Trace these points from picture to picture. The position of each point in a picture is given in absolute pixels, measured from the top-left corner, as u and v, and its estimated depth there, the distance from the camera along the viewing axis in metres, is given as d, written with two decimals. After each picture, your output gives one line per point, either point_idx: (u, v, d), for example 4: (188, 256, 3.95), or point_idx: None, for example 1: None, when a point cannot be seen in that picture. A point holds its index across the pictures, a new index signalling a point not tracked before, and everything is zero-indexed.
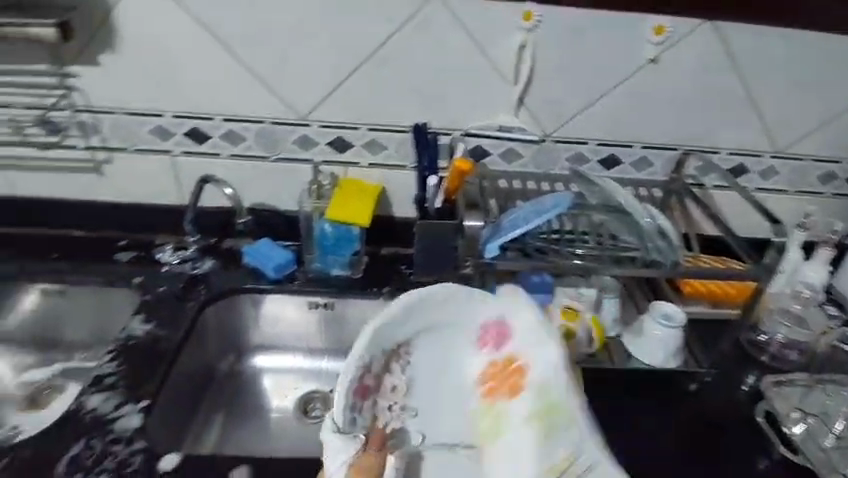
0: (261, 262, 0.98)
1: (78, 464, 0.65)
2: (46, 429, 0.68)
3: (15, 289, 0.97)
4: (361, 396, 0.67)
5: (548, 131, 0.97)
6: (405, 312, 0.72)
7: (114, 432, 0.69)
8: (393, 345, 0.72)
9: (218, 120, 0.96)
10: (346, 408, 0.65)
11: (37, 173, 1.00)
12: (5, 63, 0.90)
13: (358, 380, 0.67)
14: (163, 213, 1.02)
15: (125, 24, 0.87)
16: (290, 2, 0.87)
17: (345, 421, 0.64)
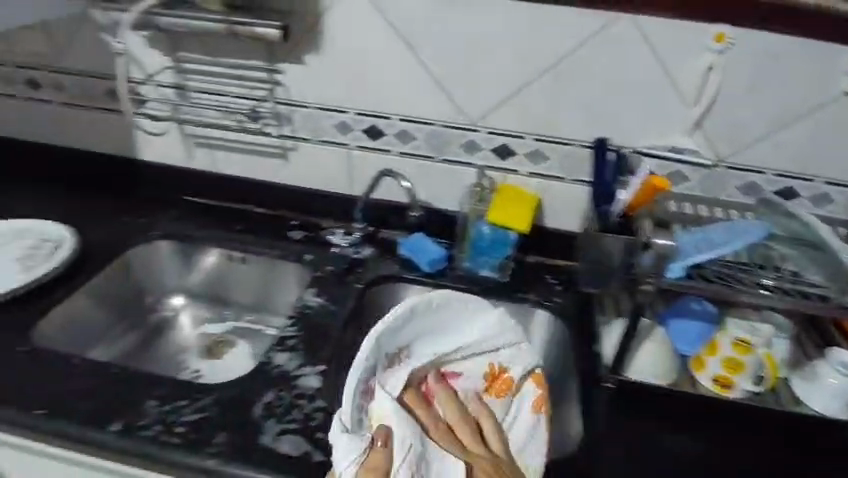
0: (417, 255, 1.05)
1: (270, 411, 0.75)
2: (244, 377, 0.79)
3: (208, 252, 1.12)
4: (369, 397, 0.75)
5: (721, 158, 0.94)
6: (400, 322, 0.84)
7: (299, 387, 0.79)
8: (394, 350, 0.84)
9: (394, 120, 1.03)
10: (349, 415, 0.72)
11: (234, 153, 1.14)
12: (226, 57, 1.03)
13: (364, 380, 0.76)
14: (333, 200, 1.14)
15: (332, 28, 0.96)
16: (482, 16, 0.92)
17: (353, 421, 0.72)
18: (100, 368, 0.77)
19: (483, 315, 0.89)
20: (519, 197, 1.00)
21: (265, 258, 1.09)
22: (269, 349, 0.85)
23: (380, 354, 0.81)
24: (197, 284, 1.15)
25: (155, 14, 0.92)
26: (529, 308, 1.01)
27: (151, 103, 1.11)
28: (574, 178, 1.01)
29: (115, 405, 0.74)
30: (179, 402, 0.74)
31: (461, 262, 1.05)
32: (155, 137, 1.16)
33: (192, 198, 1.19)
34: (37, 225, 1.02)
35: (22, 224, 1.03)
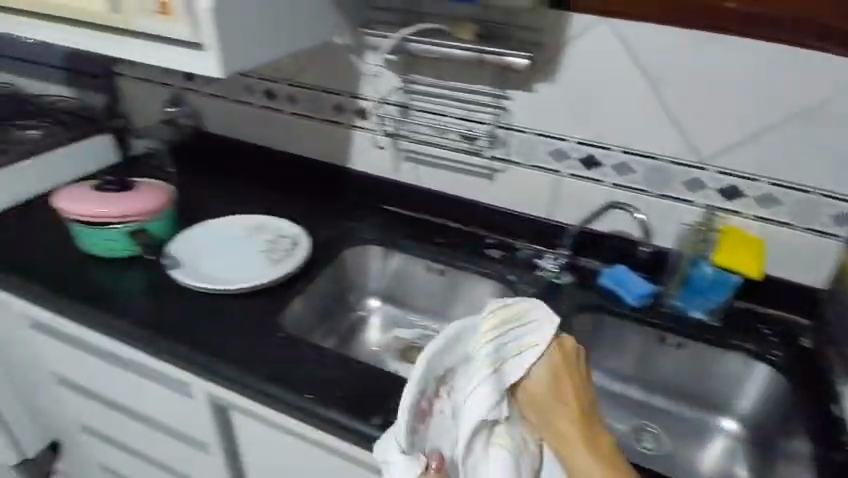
0: (625, 288, 1.06)
1: None
2: None
3: (411, 262, 1.18)
4: (421, 421, 0.62)
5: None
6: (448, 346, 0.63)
7: None
8: (441, 372, 0.63)
9: (615, 151, 1.03)
10: (405, 438, 0.62)
11: (440, 170, 1.20)
12: (456, 80, 1.08)
13: (419, 402, 0.62)
14: (531, 224, 1.16)
15: (571, 59, 0.98)
16: (736, 56, 0.90)
17: (408, 443, 0.62)
18: (353, 363, 0.86)
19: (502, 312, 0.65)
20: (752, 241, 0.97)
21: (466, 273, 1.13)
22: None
23: (432, 376, 0.62)
24: (393, 290, 1.23)
25: (410, 40, 0.98)
26: (739, 356, 0.99)
27: (373, 119, 1.20)
28: (806, 227, 0.97)
29: (370, 401, 0.81)
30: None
31: (669, 300, 1.05)
32: (368, 150, 1.24)
33: (392, 208, 1.26)
34: (272, 221, 1.13)
35: (257, 220, 1.13)
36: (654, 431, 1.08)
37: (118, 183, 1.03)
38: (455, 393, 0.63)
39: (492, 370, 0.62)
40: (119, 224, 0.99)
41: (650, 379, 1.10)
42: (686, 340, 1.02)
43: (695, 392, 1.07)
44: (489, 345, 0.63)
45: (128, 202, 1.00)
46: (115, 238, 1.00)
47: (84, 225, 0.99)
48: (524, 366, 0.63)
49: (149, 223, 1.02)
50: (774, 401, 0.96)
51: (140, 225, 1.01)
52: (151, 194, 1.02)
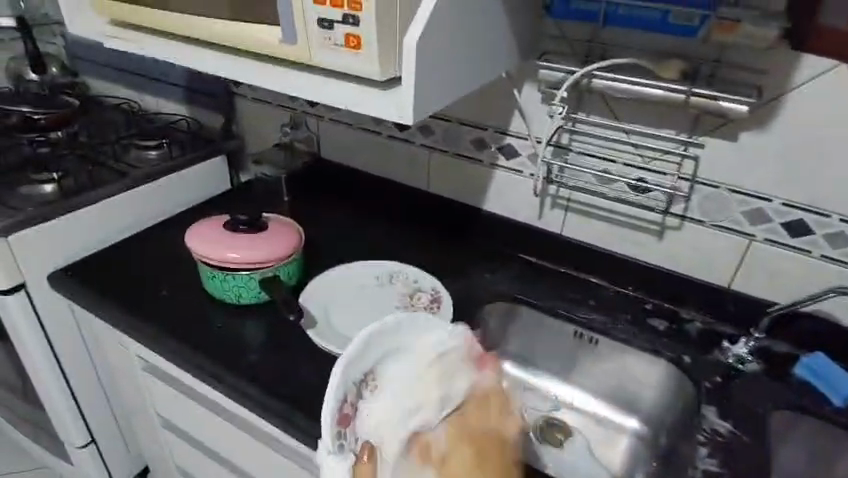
0: (826, 383, 0.85)
1: None
2: None
3: (556, 326, 1.02)
4: (344, 423, 0.63)
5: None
6: (362, 348, 0.65)
7: None
8: (362, 376, 0.65)
9: (833, 219, 0.83)
10: (331, 439, 0.62)
11: (596, 221, 1.04)
12: (633, 122, 0.91)
13: (339, 409, 0.63)
14: (705, 291, 0.98)
15: (794, 104, 0.78)
16: None
17: (335, 444, 0.63)
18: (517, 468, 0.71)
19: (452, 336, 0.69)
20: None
21: (626, 348, 0.96)
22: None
23: (351, 383, 0.65)
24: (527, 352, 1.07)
25: (595, 77, 0.83)
26: None
27: (520, 158, 1.05)
28: None
29: None
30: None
31: None
32: (509, 192, 1.11)
33: (528, 256, 1.12)
34: (405, 268, 1.01)
35: (387, 265, 1.02)
36: None
37: (248, 222, 0.93)
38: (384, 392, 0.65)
39: (362, 379, 0.65)
40: (250, 270, 0.90)
41: None
42: None
43: None
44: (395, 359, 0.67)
45: (263, 246, 0.90)
46: (246, 285, 0.91)
47: (215, 269, 0.90)
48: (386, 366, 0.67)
49: (280, 269, 0.92)
50: None
51: (273, 271, 0.91)
52: (278, 240, 0.92)
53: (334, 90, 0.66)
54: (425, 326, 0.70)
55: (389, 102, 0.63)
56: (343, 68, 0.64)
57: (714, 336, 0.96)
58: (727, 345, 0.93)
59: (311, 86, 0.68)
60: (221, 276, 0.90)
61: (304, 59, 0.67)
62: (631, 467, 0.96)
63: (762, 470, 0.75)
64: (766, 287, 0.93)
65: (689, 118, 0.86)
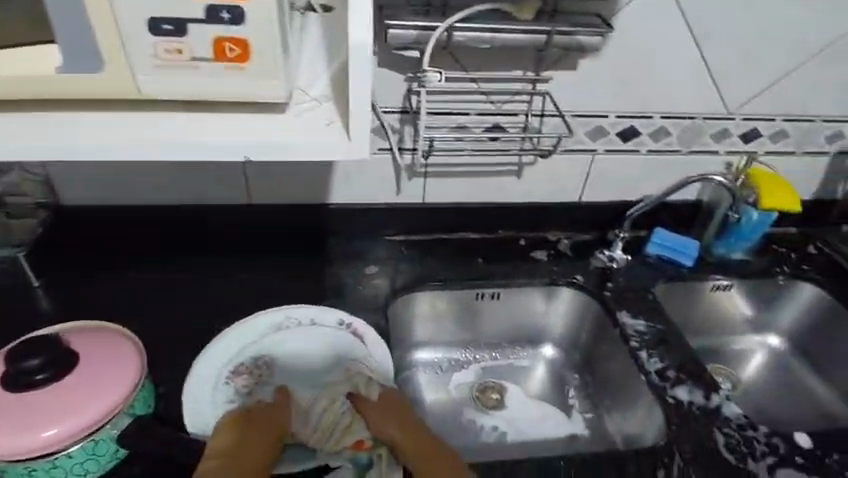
0: (672, 254, 1.05)
1: (736, 451, 0.73)
2: (677, 426, 0.76)
3: (451, 296, 0.98)
4: (235, 373, 0.72)
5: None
6: (257, 329, 0.78)
7: (734, 419, 0.77)
8: (256, 350, 0.76)
9: (654, 118, 0.98)
10: (222, 376, 0.72)
11: (458, 178, 0.99)
12: (483, 70, 0.86)
13: (233, 360, 0.74)
14: (563, 211, 1.05)
15: (621, 29, 0.86)
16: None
17: (227, 382, 0.71)
18: (553, 469, 0.68)
19: (335, 322, 0.80)
20: (781, 179, 1.03)
21: (528, 287, 0.99)
22: (662, 389, 0.81)
23: (244, 346, 0.76)
24: (437, 331, 1.02)
25: (456, 31, 0.74)
26: (786, 280, 1.08)
27: None
28: (803, 151, 1.09)
29: None
30: (658, 474, 0.69)
31: (710, 250, 1.09)
32: (358, 176, 0.95)
33: (394, 236, 1.02)
34: (313, 317, 0.80)
35: (305, 322, 0.80)
36: (724, 371, 1.12)
37: (52, 364, 0.58)
38: (268, 362, 0.74)
39: (256, 344, 0.76)
40: (100, 430, 0.59)
41: (698, 329, 1.13)
42: (728, 284, 1.07)
43: (737, 324, 1.15)
44: (282, 337, 0.78)
45: (102, 383, 0.59)
46: (97, 454, 0.60)
47: (36, 461, 0.56)
48: (261, 347, 0.76)
49: (136, 404, 0.62)
50: (817, 314, 1.08)
51: (131, 410, 0.61)
52: (119, 366, 0.62)
53: (215, 135, 0.49)
54: (313, 326, 0.79)
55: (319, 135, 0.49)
56: (222, 96, 0.49)
57: (581, 245, 1.06)
58: (600, 257, 1.03)
59: (183, 137, 0.48)
60: (52, 464, 0.57)
61: (130, 95, 0.49)
62: (562, 389, 1.02)
63: (684, 344, 0.89)
64: (608, 189, 1.05)
65: (533, 54, 0.86)
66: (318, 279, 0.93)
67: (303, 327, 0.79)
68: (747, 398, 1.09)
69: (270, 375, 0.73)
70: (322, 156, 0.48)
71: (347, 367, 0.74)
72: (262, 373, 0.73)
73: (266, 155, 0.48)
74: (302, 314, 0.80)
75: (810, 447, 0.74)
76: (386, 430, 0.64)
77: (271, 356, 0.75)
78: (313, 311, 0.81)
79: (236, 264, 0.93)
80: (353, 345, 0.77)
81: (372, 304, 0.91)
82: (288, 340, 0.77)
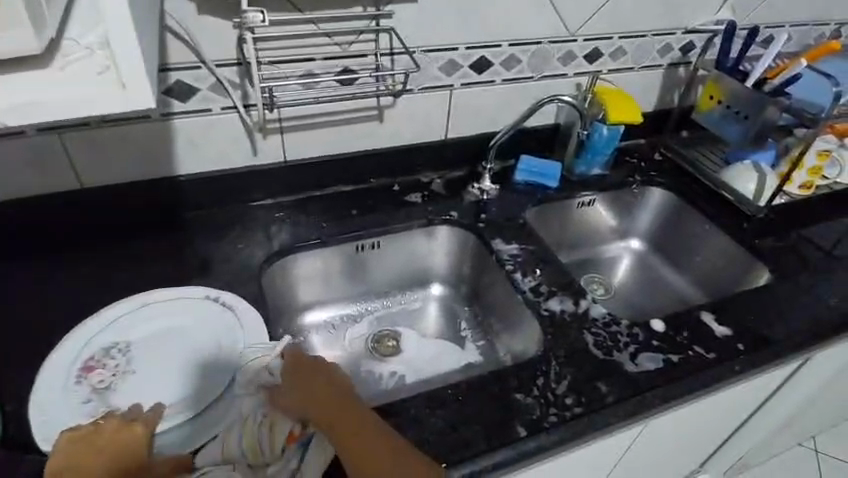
0: (538, 178, 1.10)
1: (603, 346, 0.80)
2: (552, 335, 0.81)
3: (330, 252, 0.95)
4: (90, 371, 0.65)
5: (744, 19, 1.18)
6: (109, 322, 0.70)
7: (600, 319, 0.84)
8: (112, 342, 0.68)
9: (503, 47, 0.99)
10: (72, 379, 0.64)
11: (318, 130, 0.94)
12: (318, 9, 0.81)
13: (85, 358, 0.66)
14: (431, 151, 1.05)
15: None
16: None
17: (80, 384, 0.64)
18: (442, 398, 0.70)
19: (200, 298, 0.74)
20: (624, 94, 1.10)
21: (406, 231, 0.99)
22: (537, 304, 0.86)
23: (97, 342, 0.68)
24: (323, 290, 1.00)
25: None
26: (640, 188, 1.19)
27: (199, 93, 0.82)
28: (639, 65, 1.17)
29: (500, 416, 0.69)
30: (538, 382, 0.74)
31: (574, 169, 1.15)
32: (205, 140, 0.87)
33: (262, 200, 0.97)
34: (173, 297, 0.74)
35: (166, 304, 0.73)
36: (596, 279, 1.23)
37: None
38: (127, 352, 0.68)
39: (110, 337, 0.69)
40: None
41: (570, 245, 1.22)
42: (590, 199, 1.16)
43: (604, 234, 1.24)
44: (140, 323, 0.71)
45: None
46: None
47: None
48: (116, 337, 0.69)
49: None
50: (667, 214, 1.20)
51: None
52: None
53: None
54: (175, 308, 0.73)
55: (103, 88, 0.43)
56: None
57: (454, 183, 1.07)
58: (472, 191, 1.05)
59: None
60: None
61: None
62: (455, 323, 1.05)
63: (555, 259, 0.95)
64: (472, 124, 1.07)
65: None
66: (180, 259, 0.86)
67: (164, 310, 0.73)
68: (617, 300, 1.21)
69: (131, 363, 0.66)
70: (105, 110, 0.41)
71: (218, 339, 0.70)
72: (123, 364, 0.66)
73: (31, 118, 0.40)
74: (160, 297, 0.74)
75: (664, 330, 0.83)
76: (304, 403, 0.59)
77: (130, 345, 0.68)
78: (173, 291, 0.75)
79: (82, 258, 0.84)
80: (222, 317, 0.72)
81: (244, 274, 0.85)
82: (148, 324, 0.71)
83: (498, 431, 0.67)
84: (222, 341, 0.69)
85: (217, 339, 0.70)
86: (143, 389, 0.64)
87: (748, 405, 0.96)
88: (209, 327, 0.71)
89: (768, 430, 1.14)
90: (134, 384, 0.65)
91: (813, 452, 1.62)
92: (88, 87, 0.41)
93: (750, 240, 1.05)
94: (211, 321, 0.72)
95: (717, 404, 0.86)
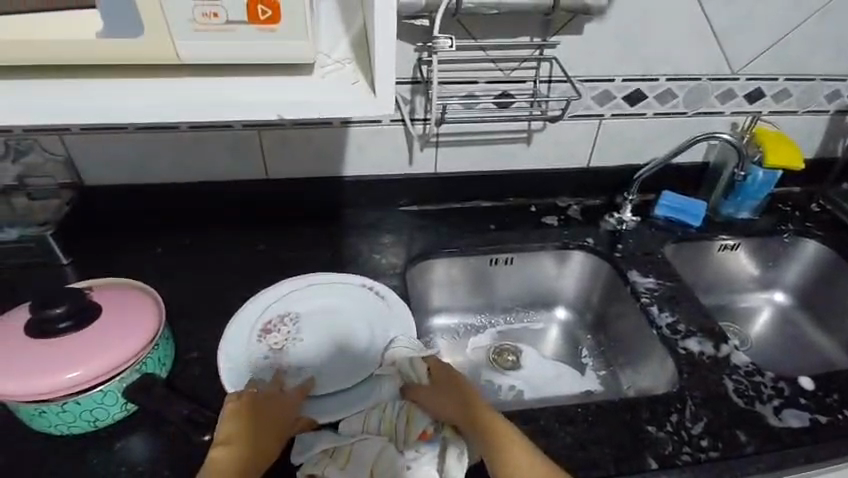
0: (679, 215, 1.08)
1: (745, 395, 0.76)
2: (688, 374, 0.79)
3: (465, 262, 1.01)
4: (266, 332, 0.76)
5: None
6: (283, 294, 0.81)
7: (742, 367, 0.80)
8: (284, 311, 0.79)
9: (660, 81, 1.00)
10: (253, 336, 0.75)
11: (469, 147, 1.01)
12: (491, 37, 0.89)
13: (262, 321, 0.77)
14: (571, 177, 1.08)
15: None
16: None
17: (258, 341, 0.74)
18: (571, 415, 0.71)
19: (357, 285, 0.83)
20: (787, 139, 1.05)
21: (541, 252, 1.02)
22: (673, 341, 0.84)
23: (272, 309, 0.79)
24: (452, 298, 1.05)
25: None
26: (791, 238, 1.11)
27: None
28: (806, 109, 1.10)
29: (631, 444, 0.69)
30: (672, 418, 0.72)
31: (720, 210, 1.11)
32: (372, 147, 0.97)
33: (409, 206, 1.06)
34: (334, 280, 0.84)
35: (328, 286, 0.83)
36: (731, 329, 1.16)
37: (72, 314, 0.63)
38: (296, 322, 0.78)
39: (282, 307, 0.79)
40: (106, 382, 0.62)
41: (705, 288, 1.17)
42: (734, 243, 1.10)
43: (743, 282, 1.18)
44: (307, 299, 0.81)
45: (119, 337, 0.63)
46: (104, 403, 0.63)
47: (47, 403, 0.60)
48: (287, 308, 0.79)
49: (146, 361, 0.66)
50: (823, 270, 1.10)
51: (140, 367, 0.65)
52: (147, 303, 0.69)
53: (249, 96, 0.52)
54: (335, 290, 0.82)
55: (345, 92, 0.53)
56: (246, 56, 0.52)
57: (590, 211, 1.09)
58: (609, 221, 1.06)
59: (221, 97, 0.52)
60: (62, 408, 0.61)
61: (169, 58, 0.51)
62: (575, 348, 1.06)
63: (693, 297, 0.92)
64: (615, 155, 1.08)
65: (540, 20, 0.88)
66: (336, 249, 0.97)
67: (327, 291, 0.82)
68: (752, 355, 1.13)
69: (298, 332, 0.76)
70: (349, 110, 0.51)
71: (371, 325, 0.77)
72: (291, 331, 0.76)
73: (296, 112, 0.52)
74: (324, 279, 0.84)
75: (813, 389, 0.78)
76: (440, 409, 0.64)
77: (299, 316, 0.78)
78: (335, 276, 0.84)
79: (257, 237, 0.97)
80: (375, 305, 0.80)
81: (390, 270, 0.94)
82: (313, 301, 0.81)
83: (627, 458, 0.67)
84: (374, 327, 0.77)
85: (371, 323, 0.77)
86: (306, 356, 0.73)
87: None
88: (363, 313, 0.79)
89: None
90: (299, 350, 0.74)
91: None
92: (342, 93, 0.52)
93: None
94: (365, 307, 0.80)
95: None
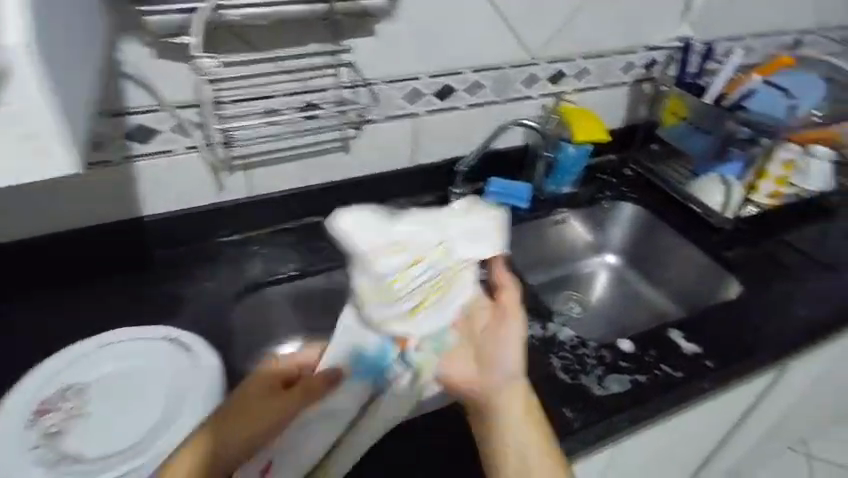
0: (507, 200, 1.11)
1: (571, 370, 0.80)
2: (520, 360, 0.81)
3: (299, 286, 0.96)
4: (42, 415, 0.66)
5: (702, 35, 1.21)
6: (65, 364, 0.71)
7: (568, 342, 0.84)
8: (67, 385, 0.70)
9: (465, 74, 1.01)
10: (23, 423, 0.65)
11: (281, 165, 0.95)
12: (277, 49, 0.84)
13: (38, 402, 0.67)
14: (398, 178, 1.07)
15: None
16: None
17: (31, 429, 0.64)
18: None
19: (156, 338, 0.75)
20: (589, 113, 1.12)
21: None
22: None
23: (52, 386, 0.69)
24: None
25: (223, 10, 0.72)
26: (609, 204, 1.20)
27: (163, 133, 0.84)
28: (605, 84, 1.18)
29: None
30: None
31: (544, 188, 1.16)
32: (172, 180, 0.88)
33: (231, 236, 0.97)
34: (129, 338, 0.75)
35: (123, 345, 0.74)
36: (573, 298, 1.23)
37: None
38: (81, 396, 0.69)
39: (65, 379, 0.70)
40: None
41: (545, 263, 1.22)
42: (561, 217, 1.17)
43: (579, 252, 1.25)
44: (95, 365, 0.72)
45: None
46: None
47: None
48: (72, 381, 0.70)
49: None
50: (642, 228, 1.20)
51: None
52: None
53: None
54: (131, 348, 0.74)
55: None
56: None
57: (423, 209, 1.09)
58: None
59: None
60: None
61: None
62: None
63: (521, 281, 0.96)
64: (438, 151, 1.09)
65: (327, 26, 0.85)
66: (149, 298, 0.87)
67: (121, 351, 0.74)
68: (594, 319, 1.21)
69: (85, 407, 0.68)
70: None
71: (171, 385, 0.71)
72: (76, 408, 0.68)
73: None
74: (116, 338, 0.75)
75: (632, 350, 0.83)
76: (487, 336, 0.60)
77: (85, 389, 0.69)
78: (130, 333, 0.76)
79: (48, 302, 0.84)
80: (177, 360, 0.73)
81: (213, 311, 0.86)
82: (104, 366, 0.72)
83: None
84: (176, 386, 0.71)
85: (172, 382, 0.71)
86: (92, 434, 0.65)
87: (722, 418, 0.97)
88: (163, 370, 0.72)
89: (754, 433, 1.17)
90: (84, 429, 0.66)
91: (804, 457, 1.73)
92: None
93: (719, 252, 1.06)
94: (166, 363, 0.73)
95: (696, 415, 0.88)
